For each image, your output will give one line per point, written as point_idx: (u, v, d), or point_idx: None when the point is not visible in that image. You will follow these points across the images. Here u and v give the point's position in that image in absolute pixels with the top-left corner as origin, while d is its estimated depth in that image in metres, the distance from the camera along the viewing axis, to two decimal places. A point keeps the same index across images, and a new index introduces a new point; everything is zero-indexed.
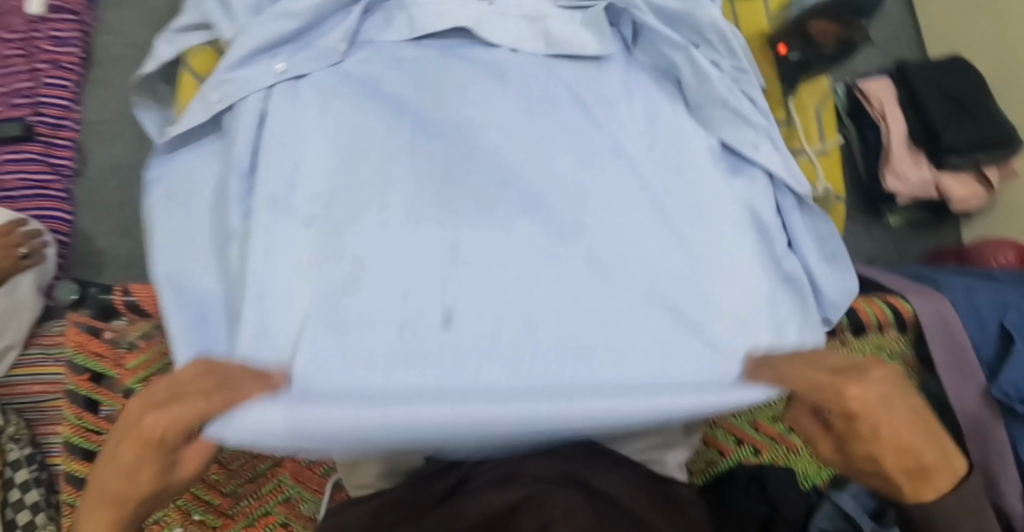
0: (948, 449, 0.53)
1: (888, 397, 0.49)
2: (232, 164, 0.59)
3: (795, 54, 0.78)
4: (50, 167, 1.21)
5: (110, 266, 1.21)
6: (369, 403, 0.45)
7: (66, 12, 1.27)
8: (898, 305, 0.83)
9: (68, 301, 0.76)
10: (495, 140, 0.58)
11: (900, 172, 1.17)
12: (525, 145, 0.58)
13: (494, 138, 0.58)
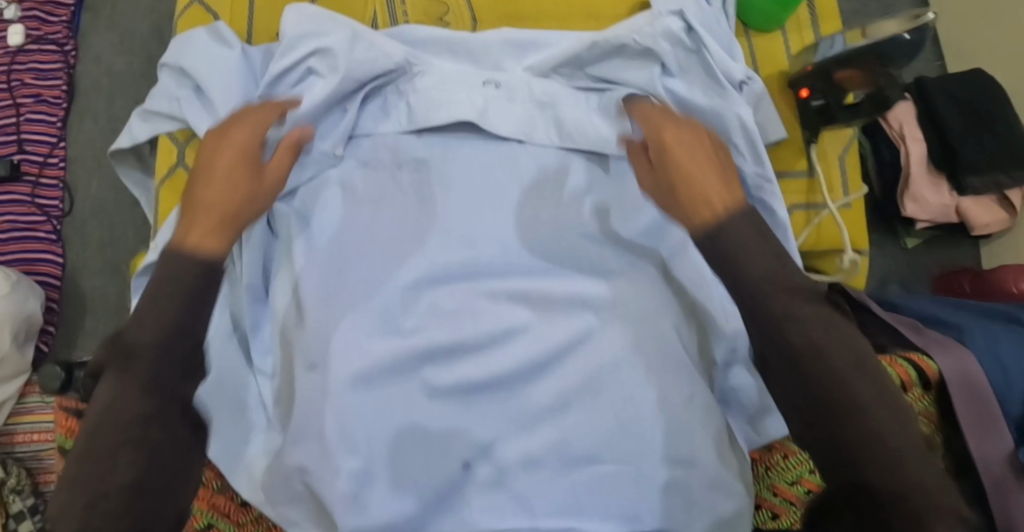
0: (877, 377, 0.50)
1: (759, 231, 0.54)
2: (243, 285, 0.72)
3: (817, 100, 0.73)
4: (38, 208, 1.17)
5: (99, 307, 1.17)
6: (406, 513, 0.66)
7: (48, 43, 1.22)
8: (922, 363, 0.80)
9: (56, 384, 0.71)
10: (512, 265, 0.70)
11: (920, 196, 1.12)
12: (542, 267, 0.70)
13: (506, 277, 0.69)
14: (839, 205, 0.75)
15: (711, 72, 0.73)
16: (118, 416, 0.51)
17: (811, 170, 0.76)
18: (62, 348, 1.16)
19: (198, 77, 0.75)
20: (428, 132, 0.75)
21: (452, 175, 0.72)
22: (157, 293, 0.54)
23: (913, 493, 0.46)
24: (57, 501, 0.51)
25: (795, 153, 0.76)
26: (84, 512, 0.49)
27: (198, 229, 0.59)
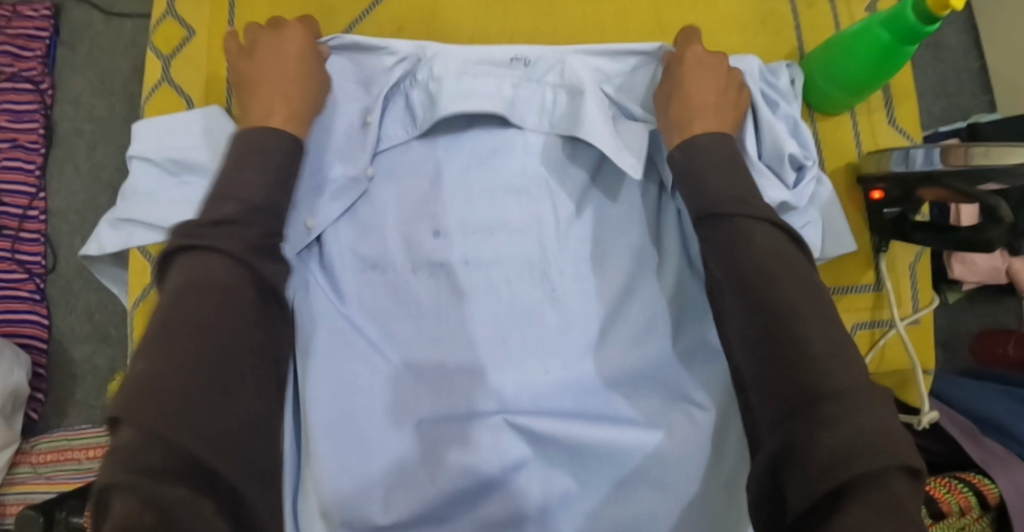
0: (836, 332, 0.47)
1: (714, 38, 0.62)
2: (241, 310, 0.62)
3: (891, 207, 0.64)
4: (19, 265, 1.09)
5: (88, 375, 1.11)
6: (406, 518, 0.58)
7: (21, 81, 1.12)
8: (982, 486, 0.72)
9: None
10: (541, 403, 0.60)
11: (968, 257, 1.03)
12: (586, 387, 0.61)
13: (533, 414, 0.59)
14: (907, 323, 0.66)
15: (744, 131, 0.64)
16: (218, 321, 0.46)
17: (879, 284, 0.67)
18: (52, 415, 1.10)
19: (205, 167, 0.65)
20: (451, 230, 0.64)
21: (482, 283, 0.63)
22: (249, 149, 0.55)
23: (856, 444, 0.40)
24: (135, 374, 0.43)
25: (862, 264, 0.67)
26: (157, 433, 0.40)
27: (280, 113, 0.60)
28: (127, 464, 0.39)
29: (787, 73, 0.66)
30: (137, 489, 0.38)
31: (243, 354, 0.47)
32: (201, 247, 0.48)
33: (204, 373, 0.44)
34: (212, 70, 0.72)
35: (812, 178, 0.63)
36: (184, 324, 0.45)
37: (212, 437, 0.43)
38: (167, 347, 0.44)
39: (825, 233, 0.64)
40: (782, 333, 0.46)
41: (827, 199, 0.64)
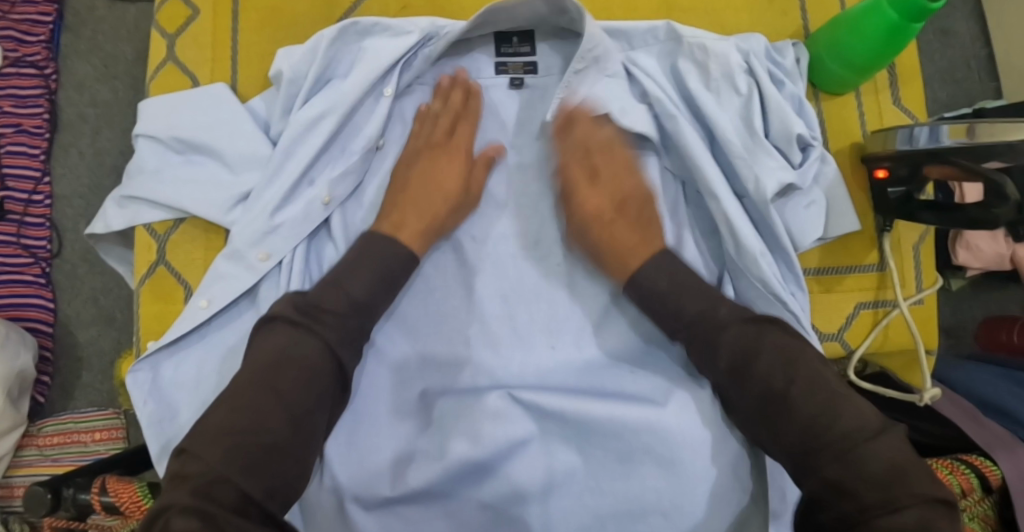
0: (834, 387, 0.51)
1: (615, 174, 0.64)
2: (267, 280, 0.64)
3: (896, 186, 0.63)
4: (24, 249, 1.10)
5: (93, 358, 1.11)
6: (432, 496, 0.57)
7: (26, 66, 1.12)
8: (985, 468, 0.72)
9: (42, 511, 0.64)
10: (548, 376, 0.61)
11: (973, 244, 1.02)
12: (587, 368, 0.62)
13: (539, 391, 0.59)
14: (911, 304, 0.66)
15: (749, 115, 0.63)
16: (300, 359, 0.52)
17: (883, 264, 0.67)
18: (59, 398, 1.11)
19: (205, 144, 0.65)
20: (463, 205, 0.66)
21: (487, 261, 0.65)
22: (363, 255, 0.58)
23: (873, 482, 0.46)
24: (210, 416, 0.49)
25: (866, 244, 0.67)
26: (225, 450, 0.47)
27: (411, 228, 0.61)
28: (194, 487, 0.45)
29: (794, 53, 0.67)
30: (197, 494, 0.44)
31: (320, 385, 0.53)
32: (300, 327, 0.54)
33: (282, 403, 0.50)
34: (216, 49, 0.72)
35: (817, 158, 0.64)
36: (267, 362, 0.52)
37: (274, 463, 0.48)
38: (241, 410, 0.49)
39: (829, 211, 0.64)
40: (826, 425, 0.49)
41: (832, 178, 0.65)
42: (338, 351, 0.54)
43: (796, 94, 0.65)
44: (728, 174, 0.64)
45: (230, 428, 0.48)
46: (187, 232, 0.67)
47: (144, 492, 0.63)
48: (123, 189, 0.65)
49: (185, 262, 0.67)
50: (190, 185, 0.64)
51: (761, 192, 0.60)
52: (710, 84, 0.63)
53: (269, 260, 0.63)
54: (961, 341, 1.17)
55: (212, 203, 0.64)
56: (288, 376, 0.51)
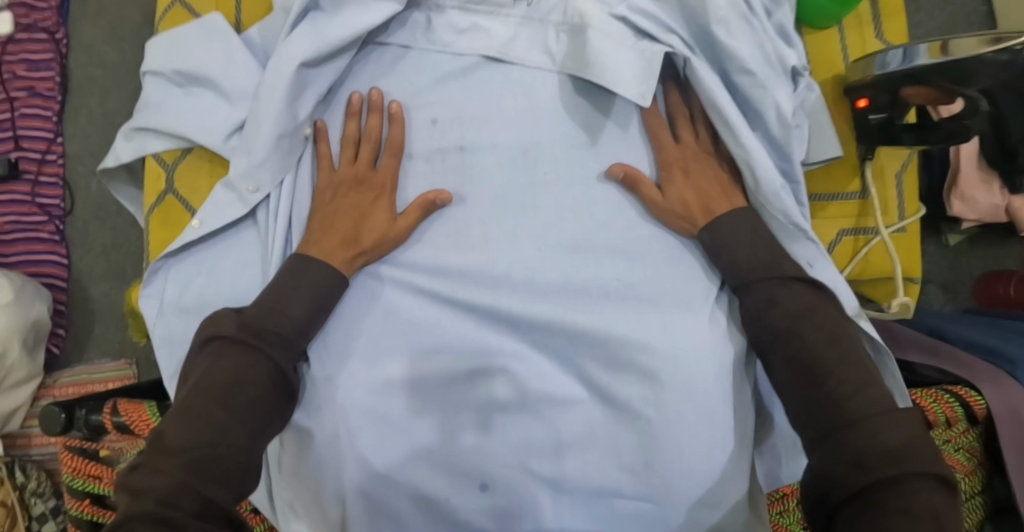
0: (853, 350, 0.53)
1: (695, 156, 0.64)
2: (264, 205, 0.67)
3: (877, 114, 0.64)
4: (38, 208, 1.13)
5: (106, 311, 1.15)
6: (421, 380, 0.62)
7: (38, 31, 1.15)
8: (970, 398, 0.73)
9: (56, 428, 0.69)
10: (534, 291, 0.62)
11: (968, 195, 1.02)
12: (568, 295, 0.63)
13: (526, 302, 0.62)
14: (892, 232, 0.68)
15: (759, 38, 0.62)
16: (251, 375, 0.54)
17: (865, 192, 0.68)
18: (73, 350, 1.15)
19: (205, 75, 0.67)
20: (448, 120, 0.67)
21: (475, 183, 0.65)
22: (301, 280, 0.60)
23: (883, 458, 0.46)
24: (168, 431, 0.50)
25: (849, 173, 0.68)
26: (188, 462, 0.48)
27: (340, 255, 0.62)
28: (159, 496, 0.46)
29: None
30: (162, 504, 0.46)
31: (267, 401, 0.55)
32: (240, 344, 0.56)
33: (239, 418, 0.52)
34: None
35: (806, 84, 0.65)
36: (220, 378, 0.53)
37: (230, 480, 0.50)
38: (196, 420, 0.51)
39: (813, 137, 0.66)
40: (837, 402, 0.50)
41: (816, 104, 0.66)
42: (285, 367, 0.57)
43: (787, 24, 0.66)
44: (744, 110, 0.65)
45: (188, 439, 0.49)
46: (193, 163, 0.70)
47: (153, 412, 0.68)
48: (130, 121, 0.68)
49: (190, 189, 0.70)
50: (190, 117, 0.67)
51: (781, 121, 0.62)
52: (717, 16, 0.61)
53: (259, 193, 0.65)
54: (958, 295, 1.17)
55: (209, 134, 0.66)
56: (229, 389, 0.53)
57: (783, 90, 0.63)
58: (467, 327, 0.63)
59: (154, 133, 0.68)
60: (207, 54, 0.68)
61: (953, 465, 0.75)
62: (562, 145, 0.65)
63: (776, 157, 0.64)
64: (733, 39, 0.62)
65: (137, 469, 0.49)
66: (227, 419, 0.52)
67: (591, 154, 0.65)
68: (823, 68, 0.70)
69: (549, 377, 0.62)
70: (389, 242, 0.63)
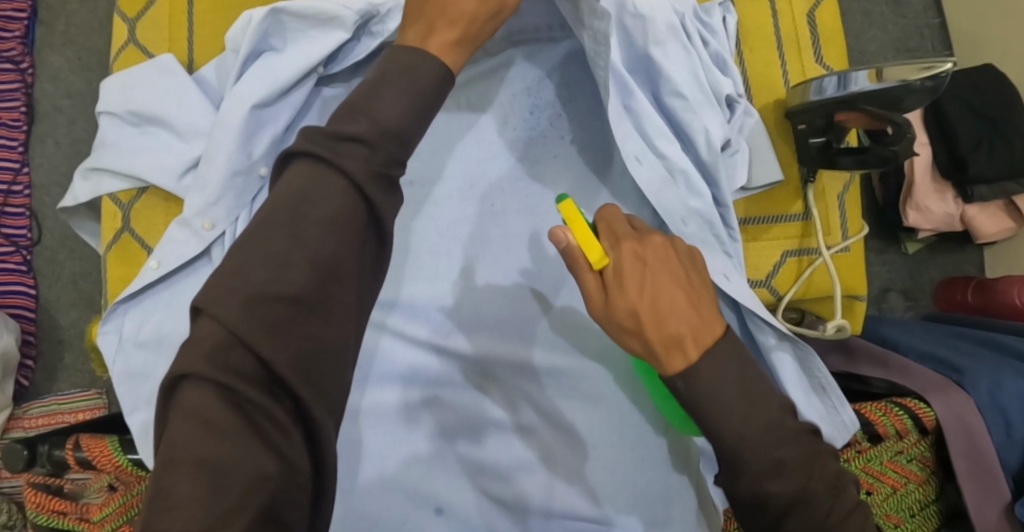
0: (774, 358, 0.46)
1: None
2: (218, 240, 0.67)
3: (817, 137, 0.67)
4: (6, 239, 1.14)
5: (75, 340, 1.15)
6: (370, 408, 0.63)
7: (3, 62, 1.16)
8: (918, 410, 0.75)
9: (19, 464, 0.70)
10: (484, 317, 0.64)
11: (923, 206, 1.04)
12: (517, 322, 0.64)
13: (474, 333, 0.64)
14: (835, 251, 0.70)
15: (692, 69, 0.65)
16: (322, 199, 0.39)
17: (808, 213, 0.71)
18: (43, 381, 1.14)
19: (157, 115, 0.68)
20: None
21: (427, 211, 0.66)
22: (388, 79, 0.43)
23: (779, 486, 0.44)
24: (223, 262, 0.38)
25: (791, 195, 0.71)
26: (244, 306, 0.36)
27: (440, 36, 0.46)
28: (209, 351, 0.36)
29: (723, 13, 0.69)
30: (214, 361, 0.35)
31: (344, 316, 0.40)
32: (319, 160, 0.40)
33: (306, 253, 0.38)
34: (172, 27, 0.75)
35: (742, 111, 0.68)
36: (286, 210, 0.39)
37: (328, 285, 0.39)
38: (275, 266, 0.38)
39: (753, 162, 0.68)
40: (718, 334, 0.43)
41: (755, 129, 0.68)
42: (365, 195, 0.40)
43: (723, 55, 0.68)
44: (676, 132, 0.68)
45: (262, 302, 0.37)
46: (149, 201, 0.71)
47: (114, 446, 0.68)
48: (84, 161, 0.69)
49: (147, 227, 0.71)
50: (141, 156, 0.68)
51: (709, 145, 0.65)
52: (654, 38, 0.65)
53: (214, 230, 0.66)
54: (920, 302, 1.19)
55: (160, 171, 0.67)
56: (286, 229, 0.39)
57: (717, 116, 0.66)
58: (418, 356, 0.64)
59: (105, 172, 0.69)
60: (156, 94, 0.69)
61: (906, 475, 0.76)
62: (509, 176, 0.67)
63: (705, 179, 0.67)
64: (668, 59, 0.65)
65: (199, 315, 0.37)
66: (237, 263, 0.38)
67: (539, 182, 0.67)
68: (765, 95, 0.72)
69: (502, 404, 0.64)
70: (504, 18, 0.51)
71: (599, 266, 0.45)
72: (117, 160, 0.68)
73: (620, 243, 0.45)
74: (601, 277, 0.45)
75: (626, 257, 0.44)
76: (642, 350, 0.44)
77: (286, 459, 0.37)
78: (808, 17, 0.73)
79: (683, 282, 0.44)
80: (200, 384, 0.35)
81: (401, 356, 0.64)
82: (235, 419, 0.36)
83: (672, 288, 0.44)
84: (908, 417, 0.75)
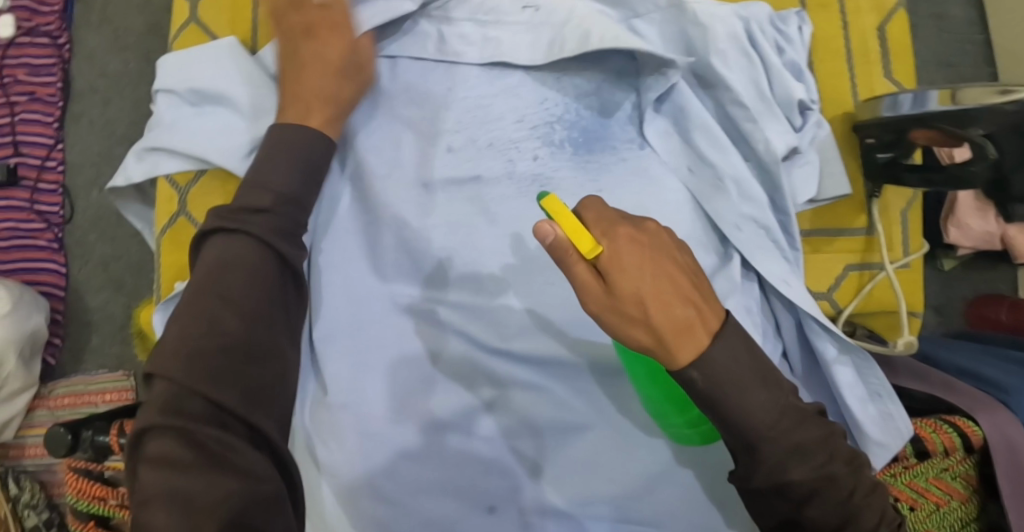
0: (769, 372, 0.44)
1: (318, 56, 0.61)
2: None
3: (884, 153, 0.66)
4: (37, 215, 1.12)
5: (104, 321, 1.14)
6: (428, 405, 0.62)
7: (40, 36, 1.15)
8: (966, 427, 0.75)
9: (61, 450, 0.68)
10: (546, 317, 0.63)
11: (963, 223, 1.04)
12: (579, 323, 0.63)
13: (536, 334, 0.63)
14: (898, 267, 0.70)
15: (758, 78, 0.66)
16: (241, 260, 0.53)
17: (871, 229, 0.71)
18: (69, 361, 1.13)
19: (223, 96, 0.68)
20: (465, 150, 0.67)
21: (490, 208, 0.65)
22: (276, 147, 0.58)
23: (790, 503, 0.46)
24: (166, 336, 0.51)
25: (855, 210, 0.71)
26: (193, 362, 0.49)
27: (318, 114, 0.61)
28: (162, 406, 0.48)
29: (796, 22, 0.69)
30: (172, 413, 0.47)
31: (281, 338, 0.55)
32: (233, 232, 0.54)
33: (235, 310, 0.52)
34: (235, 11, 0.76)
35: (815, 121, 0.68)
36: (209, 275, 0.53)
37: (259, 328, 0.53)
38: (201, 323, 0.51)
39: (822, 174, 0.68)
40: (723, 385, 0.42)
41: (825, 141, 0.68)
42: (271, 241, 0.55)
43: (795, 64, 0.68)
44: (735, 140, 0.68)
45: (206, 348, 0.50)
46: (207, 183, 0.71)
47: None
48: (142, 138, 0.68)
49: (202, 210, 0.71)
50: (200, 139, 0.67)
51: (771, 153, 0.65)
52: (717, 47, 0.65)
53: None
54: (950, 318, 1.19)
55: (217, 150, 0.66)
56: (243, 287, 0.53)
57: (784, 125, 0.66)
58: (477, 352, 0.63)
59: (161, 149, 0.67)
60: (225, 77, 0.68)
61: (950, 492, 0.75)
62: (577, 178, 0.66)
63: (766, 186, 0.67)
64: (731, 69, 0.66)
65: (154, 378, 0.50)
66: (190, 325, 0.51)
67: (609, 182, 0.66)
68: (834, 108, 0.72)
69: (561, 408, 0.63)
70: (365, 84, 0.64)
71: (591, 255, 0.40)
72: (176, 139, 0.67)
73: (613, 227, 0.41)
74: (598, 268, 0.40)
75: (619, 245, 0.40)
76: (649, 341, 0.41)
77: (242, 475, 0.47)
78: (879, 32, 0.73)
79: (669, 270, 0.41)
80: (163, 432, 0.47)
81: (460, 352, 0.63)
82: (192, 450, 0.47)
83: (661, 271, 0.40)
84: (958, 436, 0.75)
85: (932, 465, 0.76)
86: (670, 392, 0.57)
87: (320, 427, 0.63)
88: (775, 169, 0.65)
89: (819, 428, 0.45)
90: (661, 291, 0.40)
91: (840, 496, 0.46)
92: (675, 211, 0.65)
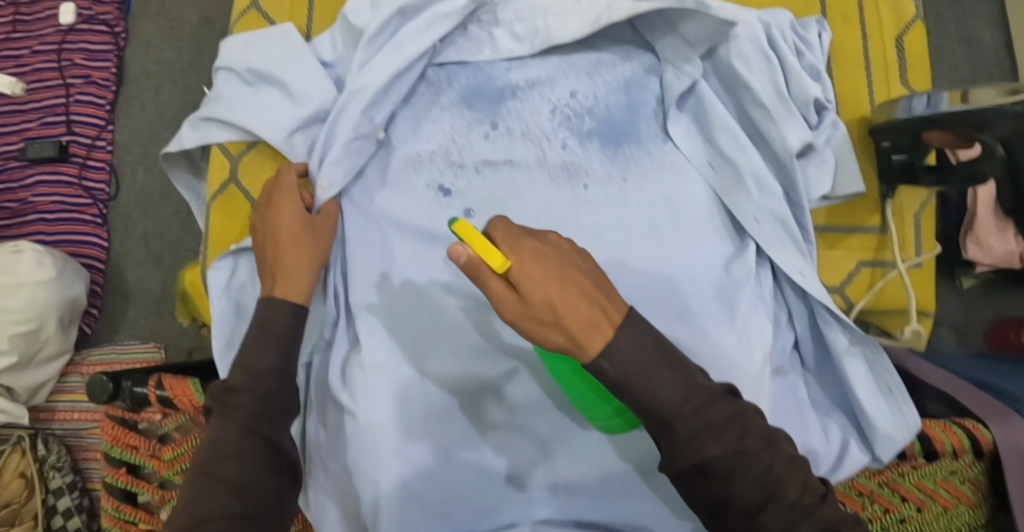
0: (681, 363, 0.46)
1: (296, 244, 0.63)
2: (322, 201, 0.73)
3: (899, 155, 0.68)
4: (85, 191, 1.18)
5: (140, 295, 1.19)
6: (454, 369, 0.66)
7: (99, 24, 1.22)
8: (975, 429, 0.73)
9: (103, 398, 0.72)
10: None
11: (984, 242, 1.04)
12: None
13: None
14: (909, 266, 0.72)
15: (777, 80, 0.68)
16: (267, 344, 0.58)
17: (884, 228, 0.73)
18: (103, 331, 1.18)
19: (273, 74, 0.72)
20: (501, 136, 0.72)
21: (519, 192, 0.70)
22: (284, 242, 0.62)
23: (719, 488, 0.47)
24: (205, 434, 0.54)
25: (870, 209, 0.73)
26: (225, 450, 0.53)
27: (295, 287, 0.60)
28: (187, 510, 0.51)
29: (817, 29, 0.73)
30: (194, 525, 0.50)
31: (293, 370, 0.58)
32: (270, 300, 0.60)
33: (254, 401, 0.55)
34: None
35: (831, 122, 0.70)
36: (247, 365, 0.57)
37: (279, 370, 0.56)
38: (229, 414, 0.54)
39: (838, 173, 0.70)
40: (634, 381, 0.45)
41: (842, 142, 0.71)
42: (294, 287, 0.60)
43: (816, 65, 0.71)
44: (754, 137, 0.71)
45: (233, 441, 0.53)
46: (257, 155, 0.75)
47: (197, 389, 0.70)
48: (200, 110, 0.74)
49: (251, 180, 0.75)
50: (251, 113, 0.72)
51: (786, 149, 0.67)
52: (737, 48, 0.68)
53: (334, 190, 0.69)
54: (969, 338, 1.19)
55: (267, 125, 0.71)
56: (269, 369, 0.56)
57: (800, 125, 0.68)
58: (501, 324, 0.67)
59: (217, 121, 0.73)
60: (276, 56, 0.73)
61: (957, 496, 0.73)
62: (605, 166, 0.70)
63: (782, 180, 0.70)
64: (750, 71, 0.68)
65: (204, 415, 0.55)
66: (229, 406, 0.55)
67: (637, 172, 0.70)
68: (852, 111, 0.74)
69: None
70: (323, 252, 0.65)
71: (500, 269, 0.43)
72: (229, 113, 0.72)
73: (520, 243, 0.43)
74: (509, 281, 0.43)
75: (525, 258, 0.43)
76: (564, 342, 0.44)
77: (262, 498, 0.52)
78: (898, 41, 0.76)
79: (575, 276, 0.44)
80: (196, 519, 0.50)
81: (483, 323, 0.67)
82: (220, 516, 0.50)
83: (568, 279, 0.43)
84: (970, 437, 0.73)
85: (944, 467, 0.74)
86: (592, 385, 0.58)
87: (349, 386, 0.66)
88: (792, 165, 0.68)
89: (729, 410, 0.47)
90: (569, 296, 0.43)
91: (761, 470, 0.47)
92: (696, 201, 0.69)
